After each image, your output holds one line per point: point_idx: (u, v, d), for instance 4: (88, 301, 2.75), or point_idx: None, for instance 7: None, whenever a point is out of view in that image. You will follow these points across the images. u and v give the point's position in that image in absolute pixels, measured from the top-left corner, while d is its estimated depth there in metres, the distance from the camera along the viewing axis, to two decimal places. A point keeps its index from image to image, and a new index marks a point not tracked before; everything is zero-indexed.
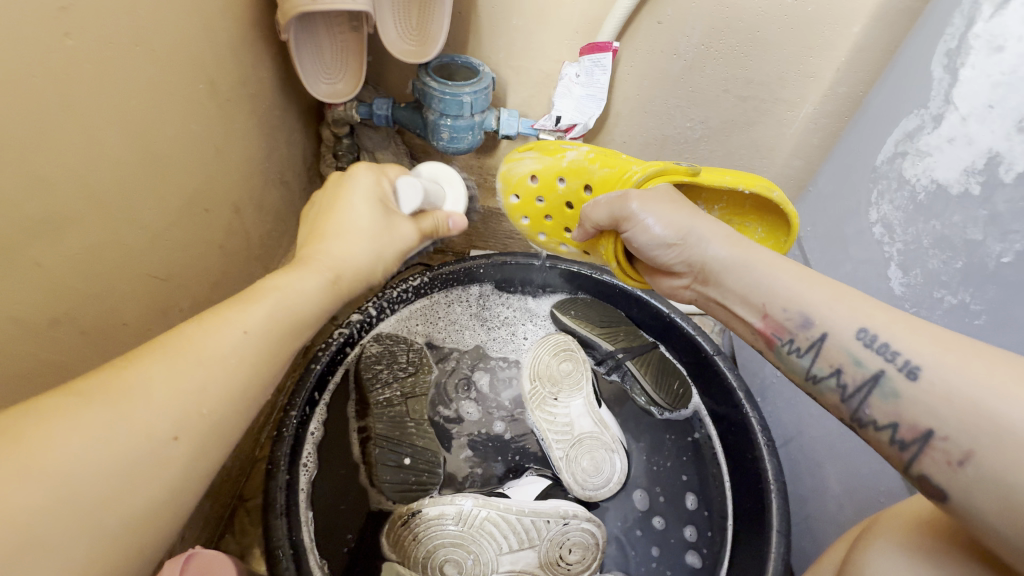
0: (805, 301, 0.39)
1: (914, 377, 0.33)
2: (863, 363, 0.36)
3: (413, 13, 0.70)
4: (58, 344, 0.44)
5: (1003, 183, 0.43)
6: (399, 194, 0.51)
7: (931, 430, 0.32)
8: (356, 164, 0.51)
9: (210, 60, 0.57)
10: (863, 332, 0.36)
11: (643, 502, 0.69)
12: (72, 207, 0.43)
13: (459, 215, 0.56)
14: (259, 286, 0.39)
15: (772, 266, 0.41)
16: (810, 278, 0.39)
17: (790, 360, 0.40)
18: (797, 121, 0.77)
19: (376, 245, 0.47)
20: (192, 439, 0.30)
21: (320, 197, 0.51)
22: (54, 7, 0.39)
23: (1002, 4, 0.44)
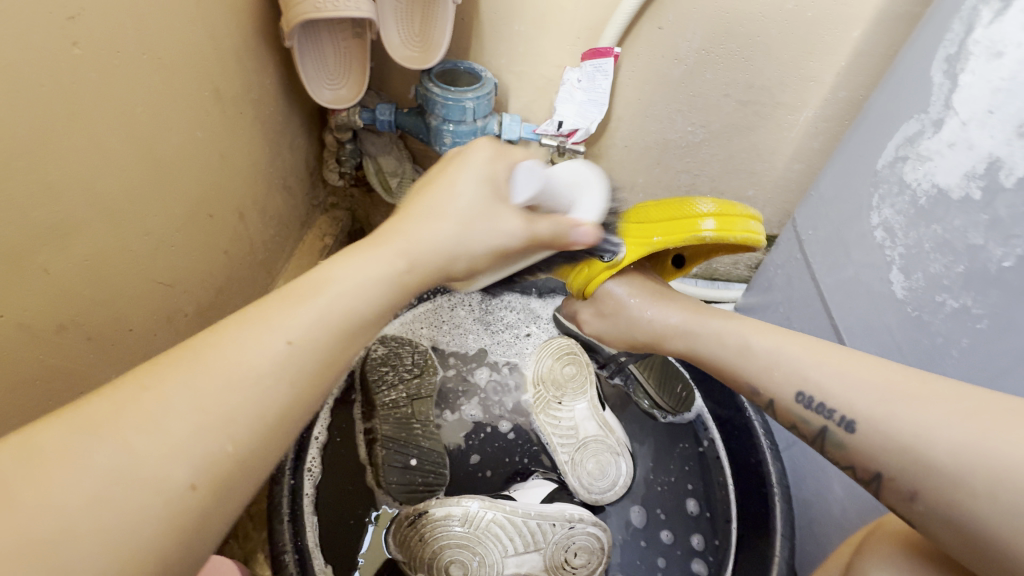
0: (750, 372, 0.47)
1: (851, 430, 0.39)
2: (809, 421, 0.42)
3: (416, 19, 0.71)
4: (64, 349, 0.45)
5: (1003, 188, 0.44)
6: (517, 179, 0.42)
7: (880, 474, 0.36)
8: (476, 141, 0.44)
9: (214, 66, 0.57)
10: (801, 395, 0.43)
11: (640, 519, 0.67)
12: (79, 213, 0.43)
13: (589, 225, 0.44)
14: (319, 275, 0.34)
15: (717, 338, 0.50)
16: (747, 348, 0.47)
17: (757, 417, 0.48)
18: (798, 125, 0.77)
19: (465, 232, 0.39)
20: (208, 488, 0.26)
21: (424, 180, 0.44)
22: (64, 15, 0.39)
23: (1001, 11, 0.45)
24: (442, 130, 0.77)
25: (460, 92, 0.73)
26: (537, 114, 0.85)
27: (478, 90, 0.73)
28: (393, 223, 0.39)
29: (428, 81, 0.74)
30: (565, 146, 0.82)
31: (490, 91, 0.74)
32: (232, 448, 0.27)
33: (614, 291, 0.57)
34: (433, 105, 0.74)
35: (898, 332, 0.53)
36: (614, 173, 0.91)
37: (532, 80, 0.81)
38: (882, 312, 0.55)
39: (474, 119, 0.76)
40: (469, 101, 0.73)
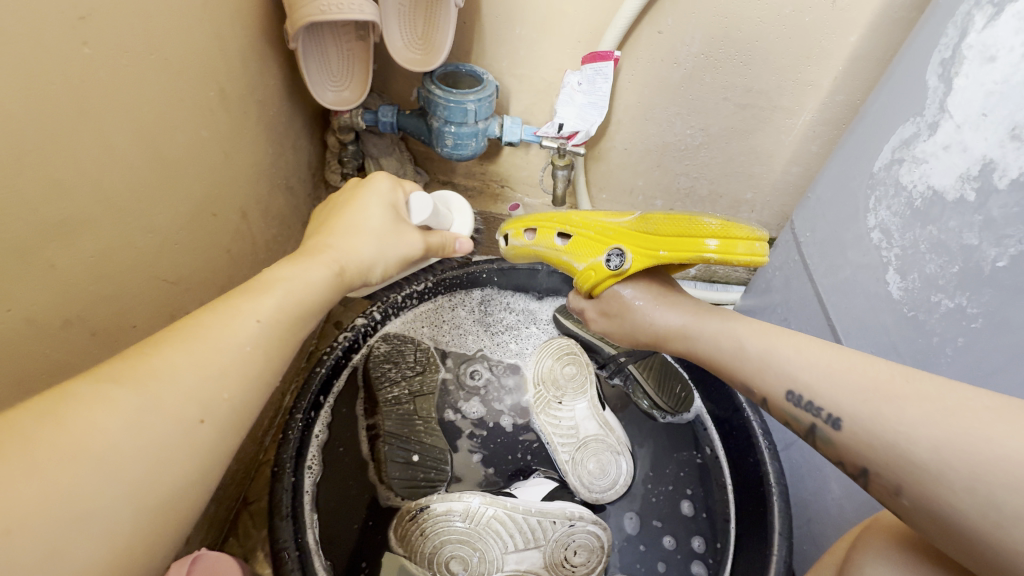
0: (745, 374, 0.47)
1: (836, 427, 0.39)
2: (799, 419, 0.42)
3: (419, 22, 0.71)
4: (70, 345, 0.45)
5: (997, 189, 0.44)
6: (411, 205, 0.53)
7: (866, 469, 0.37)
8: (379, 174, 0.54)
9: (220, 67, 0.58)
10: (792, 394, 0.43)
11: (634, 526, 0.67)
12: (85, 210, 0.44)
13: (465, 238, 0.57)
14: (267, 278, 0.40)
15: (717, 335, 0.50)
16: (742, 350, 0.48)
17: None
18: (796, 128, 0.78)
19: (383, 245, 0.49)
20: (215, 422, 0.33)
21: (335, 199, 0.52)
22: (74, 15, 0.40)
23: (995, 16, 0.45)
24: (444, 131, 0.77)
25: (462, 94, 0.73)
26: (538, 117, 0.86)
27: (479, 92, 0.74)
28: (324, 238, 0.47)
29: (430, 83, 0.74)
30: (565, 149, 0.82)
31: (491, 93, 0.75)
32: None
33: (620, 295, 0.56)
34: (434, 107, 0.75)
35: (893, 332, 0.54)
36: (613, 176, 0.92)
37: (533, 83, 0.82)
38: (878, 313, 0.56)
39: (476, 121, 0.77)
40: (470, 103, 0.73)
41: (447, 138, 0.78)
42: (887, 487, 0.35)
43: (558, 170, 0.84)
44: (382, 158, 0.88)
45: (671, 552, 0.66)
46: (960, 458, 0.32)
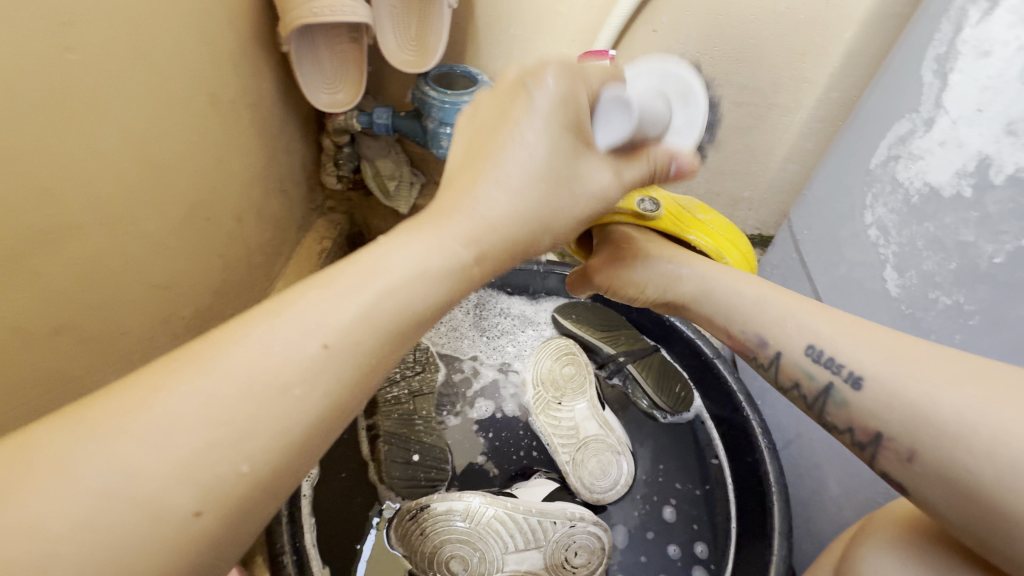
0: (759, 323, 0.45)
1: (858, 386, 0.37)
2: (814, 376, 0.40)
3: (412, 23, 0.71)
4: (59, 352, 0.45)
5: (994, 185, 0.44)
6: (602, 109, 0.35)
7: (880, 432, 0.35)
8: (540, 60, 0.35)
9: (211, 71, 0.58)
10: (811, 348, 0.41)
11: (624, 540, 0.66)
12: (72, 218, 0.44)
13: (688, 154, 0.38)
14: (361, 261, 0.29)
15: (733, 296, 0.47)
16: (767, 301, 0.46)
17: (762, 375, 0.46)
18: (792, 126, 0.78)
19: (548, 197, 0.34)
20: None
21: (482, 114, 0.35)
22: (58, 21, 0.40)
23: (988, 11, 0.45)
24: (439, 133, 0.77)
25: (456, 94, 0.73)
26: None
27: (473, 93, 0.74)
28: (438, 209, 0.32)
29: (423, 84, 0.74)
30: None
31: None
32: (246, 465, 0.23)
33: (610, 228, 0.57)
34: (429, 108, 0.75)
35: None
36: None
37: None
38: (875, 312, 0.56)
39: None
40: (464, 104, 0.73)
41: (442, 139, 0.77)
42: (900, 447, 0.34)
43: None
44: (377, 160, 0.88)
45: (675, 562, 0.65)
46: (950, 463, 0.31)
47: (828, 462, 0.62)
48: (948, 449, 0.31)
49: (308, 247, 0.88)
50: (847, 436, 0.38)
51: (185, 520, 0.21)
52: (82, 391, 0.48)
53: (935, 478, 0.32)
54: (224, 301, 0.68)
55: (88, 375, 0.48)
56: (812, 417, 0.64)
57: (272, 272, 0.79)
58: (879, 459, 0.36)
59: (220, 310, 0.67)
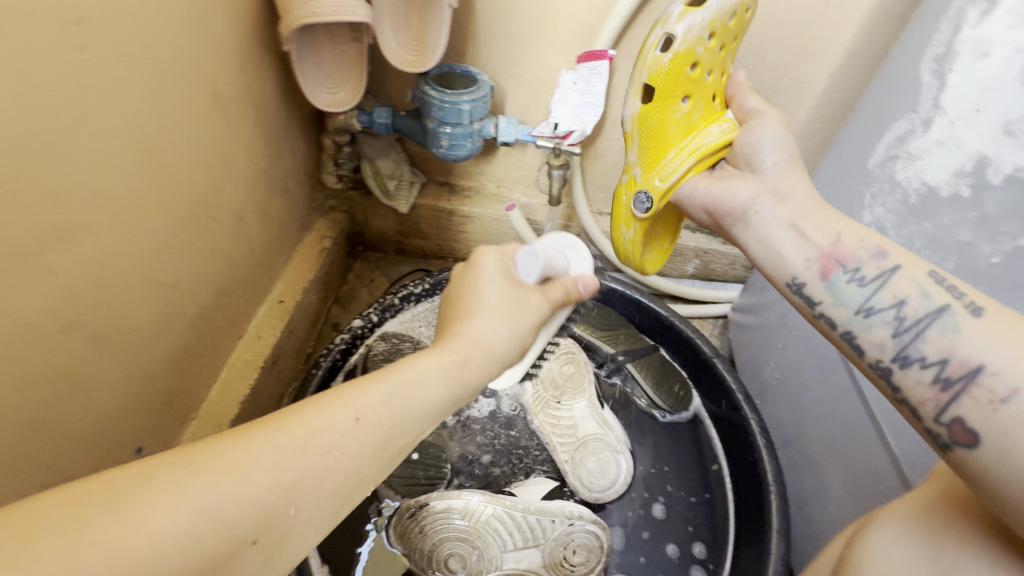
0: (884, 242, 0.42)
1: (978, 315, 0.35)
2: (931, 296, 0.37)
3: (413, 23, 0.71)
4: (67, 350, 0.45)
5: (992, 185, 0.45)
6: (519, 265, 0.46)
7: (982, 366, 0.33)
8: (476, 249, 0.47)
9: (214, 70, 0.58)
10: (936, 274, 0.39)
11: (620, 542, 0.66)
12: (83, 213, 0.44)
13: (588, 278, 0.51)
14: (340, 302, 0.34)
15: (852, 221, 0.44)
16: (877, 237, 0.43)
17: (846, 288, 0.42)
18: (792, 126, 0.78)
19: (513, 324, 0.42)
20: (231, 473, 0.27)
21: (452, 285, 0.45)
22: (70, 20, 0.40)
23: (988, 12, 0.45)
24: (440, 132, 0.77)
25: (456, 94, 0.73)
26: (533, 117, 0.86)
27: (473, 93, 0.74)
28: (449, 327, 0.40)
29: (425, 84, 0.74)
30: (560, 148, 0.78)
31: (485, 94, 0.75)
32: None
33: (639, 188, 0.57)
34: (430, 107, 0.75)
35: None
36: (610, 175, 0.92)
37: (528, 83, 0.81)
38: None
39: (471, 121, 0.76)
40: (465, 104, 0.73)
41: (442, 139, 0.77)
42: (987, 395, 0.32)
43: (553, 170, 0.82)
44: (377, 159, 0.87)
45: (674, 560, 0.65)
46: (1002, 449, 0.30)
47: (829, 461, 0.62)
48: None
49: (308, 246, 0.88)
50: (930, 371, 0.35)
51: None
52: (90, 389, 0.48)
53: (967, 468, 0.32)
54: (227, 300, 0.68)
55: (96, 374, 0.48)
56: (814, 416, 0.65)
57: (274, 271, 0.79)
58: (957, 402, 0.33)
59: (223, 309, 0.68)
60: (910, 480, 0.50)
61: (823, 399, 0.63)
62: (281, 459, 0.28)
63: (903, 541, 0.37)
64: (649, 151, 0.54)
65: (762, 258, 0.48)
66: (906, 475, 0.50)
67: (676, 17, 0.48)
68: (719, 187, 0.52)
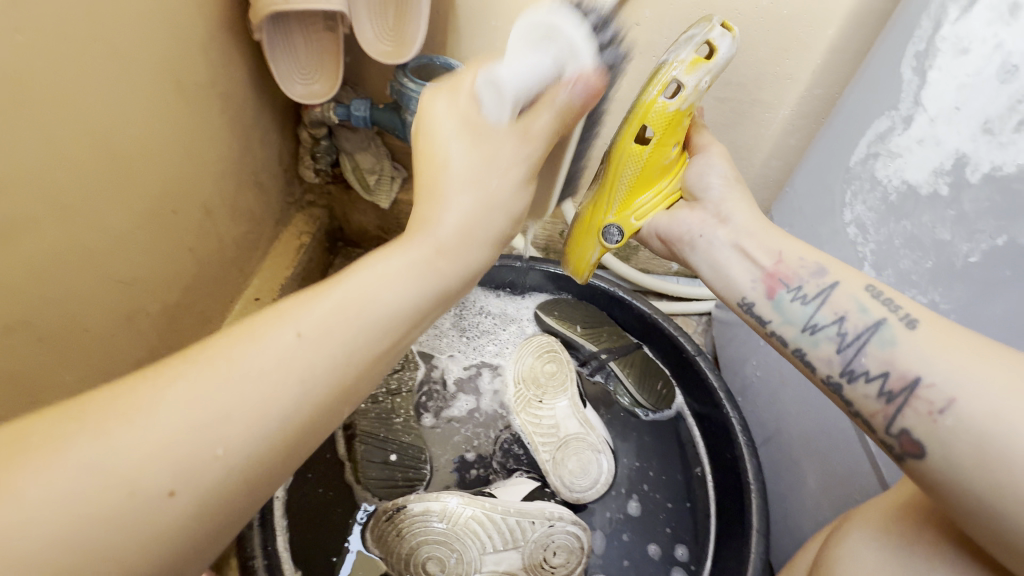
0: (822, 257, 0.42)
1: (913, 326, 0.35)
2: (868, 310, 0.38)
3: (390, 13, 0.69)
4: (11, 351, 0.43)
5: (969, 183, 0.44)
6: None
7: (918, 377, 0.33)
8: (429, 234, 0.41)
9: (177, 57, 0.55)
10: (872, 287, 0.39)
11: (600, 547, 0.65)
12: (25, 209, 0.42)
13: None
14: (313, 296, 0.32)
15: (789, 236, 0.44)
16: (817, 250, 0.43)
17: (792, 308, 0.41)
18: (776, 122, 0.78)
19: None
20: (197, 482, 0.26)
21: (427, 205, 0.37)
22: (5, 1, 0.38)
23: (967, 8, 0.45)
24: None
25: None
26: None
27: None
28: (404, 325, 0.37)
29: (402, 75, 0.72)
30: None
31: None
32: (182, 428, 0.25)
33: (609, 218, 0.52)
34: (408, 100, 0.73)
35: None
36: None
37: None
38: None
39: None
40: None
41: None
42: (936, 396, 0.32)
43: None
44: (356, 154, 0.85)
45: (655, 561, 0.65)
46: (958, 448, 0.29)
47: (808, 458, 0.62)
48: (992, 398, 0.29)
49: (285, 242, 0.86)
50: (874, 385, 0.35)
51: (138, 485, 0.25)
52: (39, 391, 0.46)
53: (920, 464, 0.32)
54: (194, 298, 0.66)
55: (45, 376, 0.46)
56: (794, 414, 0.65)
57: (247, 267, 0.77)
58: (902, 415, 0.33)
59: (190, 308, 0.65)
60: (888, 481, 0.50)
61: (803, 397, 0.63)
62: (230, 472, 0.26)
63: (876, 542, 0.37)
64: (632, 187, 0.49)
65: (711, 280, 0.47)
66: (883, 474, 0.50)
67: (684, 69, 0.43)
68: (669, 218, 0.50)
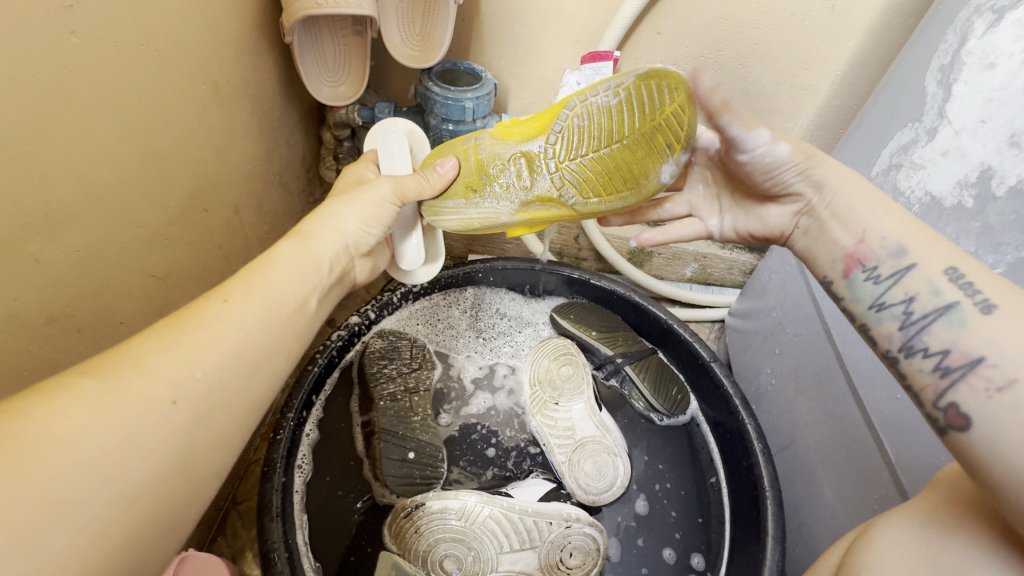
0: (905, 232, 0.39)
1: (988, 312, 0.33)
2: (941, 294, 0.35)
3: (417, 18, 0.70)
4: (54, 341, 0.44)
5: (996, 196, 0.46)
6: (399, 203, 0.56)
7: (982, 358, 0.32)
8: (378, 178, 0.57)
9: (213, 59, 0.57)
10: (953, 269, 0.36)
11: (616, 553, 0.66)
12: (71, 203, 0.43)
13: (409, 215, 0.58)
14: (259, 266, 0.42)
15: (870, 206, 0.41)
16: (901, 223, 0.39)
17: (862, 287, 0.40)
18: (794, 132, 0.78)
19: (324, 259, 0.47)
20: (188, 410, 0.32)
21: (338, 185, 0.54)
22: (61, 3, 0.39)
23: (995, 23, 0.45)
24: (442, 129, 0.76)
25: (460, 91, 0.72)
26: (535, 116, 0.86)
27: (478, 90, 0.73)
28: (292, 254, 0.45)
29: (427, 80, 0.73)
30: None
31: (489, 91, 0.74)
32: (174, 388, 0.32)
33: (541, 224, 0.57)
34: (432, 104, 0.74)
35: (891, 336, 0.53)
36: None
37: (531, 82, 0.81)
38: None
39: (474, 119, 0.76)
40: (468, 101, 0.72)
41: (444, 135, 0.77)
42: (992, 376, 0.31)
43: None
44: None
45: (670, 565, 0.65)
46: (1017, 426, 0.30)
47: (825, 466, 0.62)
48: None
49: None
50: (931, 360, 0.35)
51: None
52: None
53: (963, 435, 0.32)
54: None
55: None
56: (810, 421, 0.65)
57: None
58: (954, 389, 0.33)
59: None
60: (907, 490, 0.50)
61: (821, 406, 0.63)
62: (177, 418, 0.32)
63: (903, 549, 0.37)
64: None
65: None
66: (904, 485, 0.49)
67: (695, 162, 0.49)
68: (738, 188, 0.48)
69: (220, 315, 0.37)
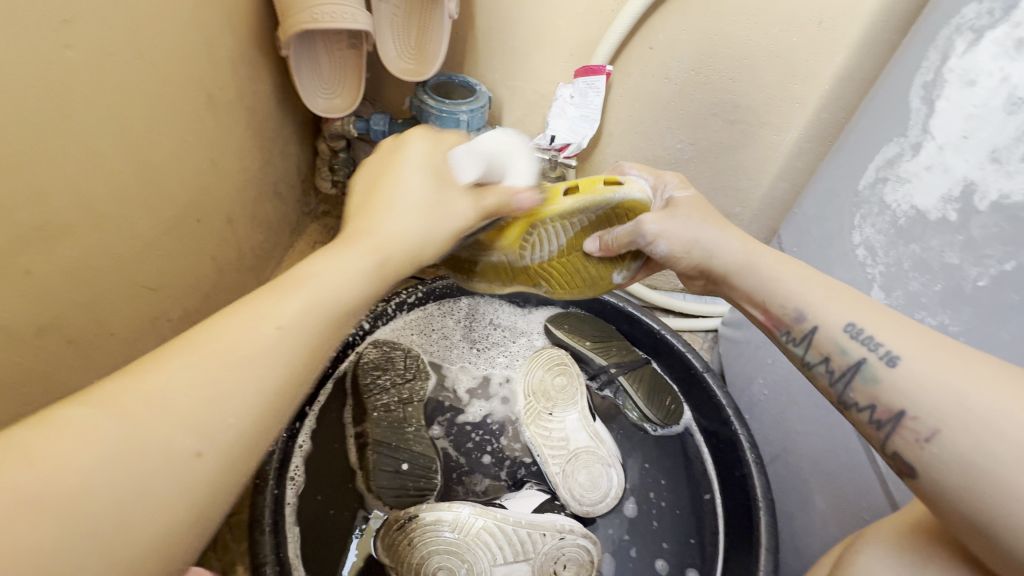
0: (798, 296, 0.41)
1: (892, 364, 0.34)
2: (847, 352, 0.37)
3: (412, 32, 0.72)
4: (44, 353, 0.44)
5: (978, 211, 0.46)
6: (459, 161, 0.42)
7: (903, 411, 0.33)
8: (412, 131, 0.46)
9: (208, 71, 0.57)
10: (851, 326, 0.38)
11: (609, 568, 0.65)
12: (62, 215, 0.43)
13: (527, 192, 0.45)
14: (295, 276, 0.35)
15: (775, 270, 0.43)
16: (799, 285, 0.41)
17: (788, 350, 0.42)
18: (783, 145, 0.79)
19: (429, 224, 0.41)
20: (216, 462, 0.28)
21: (368, 166, 0.45)
22: (60, 17, 0.39)
23: (974, 43, 0.47)
24: None
25: (455, 104, 0.73)
26: (529, 128, 0.86)
27: (472, 103, 0.74)
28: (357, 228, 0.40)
29: (423, 93, 0.75)
30: (557, 160, 0.81)
31: (483, 104, 0.75)
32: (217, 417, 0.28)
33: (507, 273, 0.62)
34: (427, 116, 0.75)
35: None
36: None
37: (525, 95, 0.82)
38: None
39: (468, 131, 0.77)
40: (462, 114, 0.73)
41: None
42: (920, 426, 0.32)
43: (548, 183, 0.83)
44: None
45: None
46: (958, 471, 0.30)
47: (817, 477, 0.62)
48: (978, 432, 0.29)
49: (299, 251, 0.87)
50: (864, 414, 0.36)
51: (193, 466, 0.27)
52: (65, 394, 0.47)
53: (915, 483, 0.32)
54: (213, 303, 0.67)
55: (73, 379, 0.47)
56: (803, 430, 0.65)
57: (263, 275, 0.79)
58: (892, 438, 0.33)
59: (208, 312, 0.67)
60: (898, 500, 0.50)
61: (812, 416, 0.64)
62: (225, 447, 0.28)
63: (891, 560, 0.37)
64: None
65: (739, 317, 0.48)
66: (894, 495, 0.50)
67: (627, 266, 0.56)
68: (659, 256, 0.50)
69: (265, 326, 0.31)
